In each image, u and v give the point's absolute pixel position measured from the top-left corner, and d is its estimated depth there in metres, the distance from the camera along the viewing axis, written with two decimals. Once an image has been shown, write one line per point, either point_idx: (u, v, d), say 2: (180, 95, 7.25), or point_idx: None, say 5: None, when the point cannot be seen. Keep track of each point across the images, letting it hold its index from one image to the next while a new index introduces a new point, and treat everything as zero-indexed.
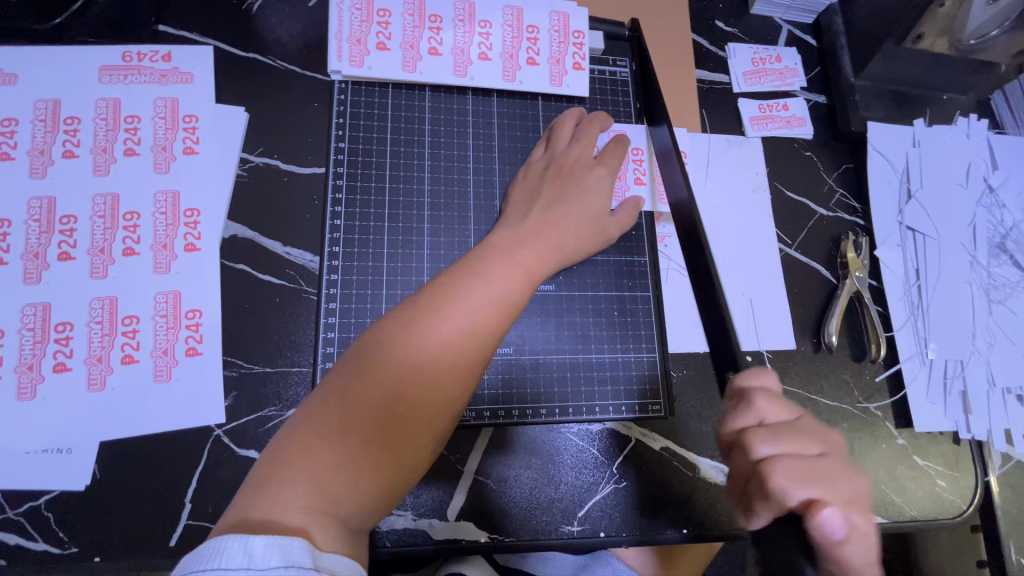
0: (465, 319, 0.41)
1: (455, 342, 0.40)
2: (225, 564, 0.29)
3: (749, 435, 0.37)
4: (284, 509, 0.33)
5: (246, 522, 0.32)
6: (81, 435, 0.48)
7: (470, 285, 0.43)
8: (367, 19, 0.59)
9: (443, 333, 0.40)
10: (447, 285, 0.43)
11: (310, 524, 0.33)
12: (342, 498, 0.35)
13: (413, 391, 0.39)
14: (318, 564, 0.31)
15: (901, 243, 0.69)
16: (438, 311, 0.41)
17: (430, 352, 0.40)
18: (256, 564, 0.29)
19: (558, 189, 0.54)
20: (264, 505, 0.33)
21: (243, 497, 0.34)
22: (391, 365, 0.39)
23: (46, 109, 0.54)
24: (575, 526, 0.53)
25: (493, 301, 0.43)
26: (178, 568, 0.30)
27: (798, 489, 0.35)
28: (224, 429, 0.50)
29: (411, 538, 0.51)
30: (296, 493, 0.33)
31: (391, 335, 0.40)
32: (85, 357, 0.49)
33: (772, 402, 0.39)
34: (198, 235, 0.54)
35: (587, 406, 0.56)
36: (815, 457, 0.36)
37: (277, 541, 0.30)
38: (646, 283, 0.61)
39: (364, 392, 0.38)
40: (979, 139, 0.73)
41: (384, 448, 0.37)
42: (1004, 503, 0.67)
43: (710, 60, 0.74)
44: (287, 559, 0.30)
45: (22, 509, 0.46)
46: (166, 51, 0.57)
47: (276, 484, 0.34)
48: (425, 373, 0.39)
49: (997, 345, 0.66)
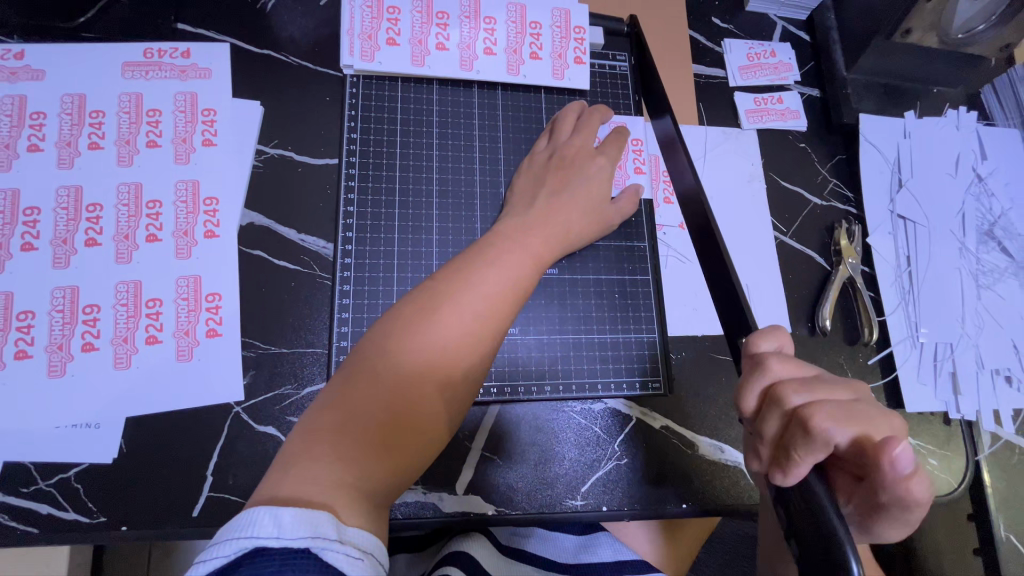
0: (476, 307, 0.44)
1: (452, 338, 0.42)
2: (256, 534, 0.31)
3: (778, 387, 0.38)
4: (312, 481, 0.35)
5: (275, 498, 0.34)
6: (109, 411, 0.50)
7: (471, 283, 0.45)
8: (377, 16, 0.61)
9: (451, 325, 0.43)
10: (455, 278, 0.45)
11: (335, 500, 0.34)
12: (365, 473, 0.37)
13: (429, 373, 0.41)
14: (343, 536, 0.32)
15: (893, 231, 0.71)
16: (451, 299, 0.44)
17: (429, 348, 0.42)
18: (285, 534, 0.31)
19: (562, 176, 0.57)
20: (293, 481, 0.35)
21: (272, 475, 0.36)
22: (410, 348, 0.41)
23: (72, 103, 0.57)
24: (579, 500, 0.55)
25: (489, 299, 0.45)
26: (213, 539, 0.32)
27: (845, 431, 0.35)
28: (243, 406, 0.53)
29: (421, 511, 0.53)
30: (319, 470, 0.35)
31: (409, 322, 0.42)
32: (111, 337, 0.52)
33: (787, 359, 0.39)
34: (217, 223, 0.56)
35: (590, 385, 0.59)
36: (847, 400, 0.37)
37: (304, 514, 0.32)
38: (646, 268, 0.63)
39: (383, 374, 0.40)
40: (968, 130, 0.75)
41: (402, 426, 0.39)
42: (993, 481, 0.69)
43: (706, 56, 0.76)
44: (315, 530, 0.31)
45: (52, 480, 0.49)
46: (185, 48, 0.60)
47: (304, 458, 0.36)
48: (439, 356, 0.42)
49: (986, 329, 0.69)
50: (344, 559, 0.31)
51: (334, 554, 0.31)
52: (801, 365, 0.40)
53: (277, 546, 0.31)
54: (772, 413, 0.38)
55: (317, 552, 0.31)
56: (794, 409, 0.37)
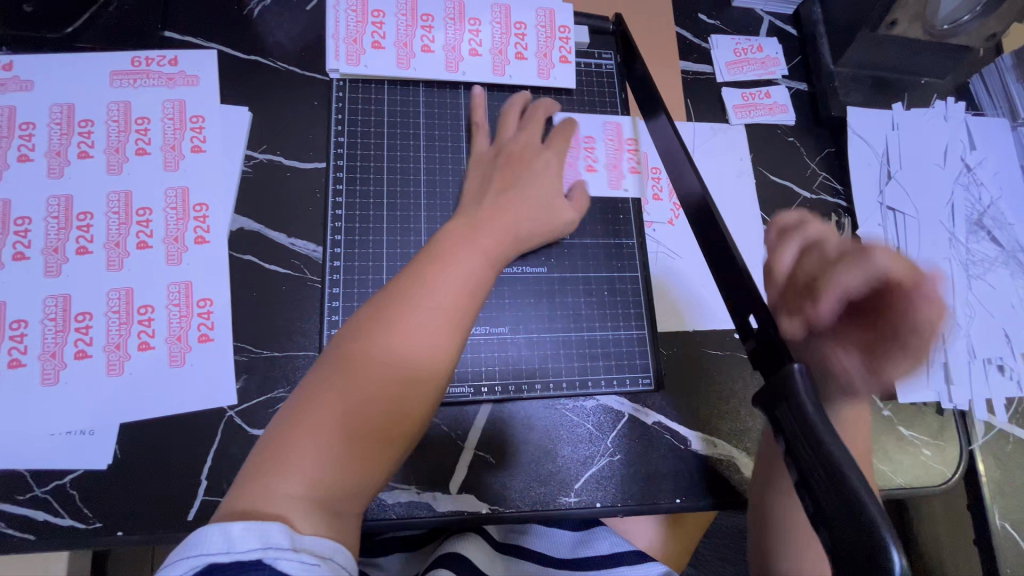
0: (438, 308, 0.45)
1: (417, 337, 0.43)
2: (208, 550, 0.32)
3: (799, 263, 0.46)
4: (275, 493, 0.35)
5: (236, 511, 0.34)
6: (102, 418, 0.51)
7: (433, 283, 0.46)
8: (362, 20, 0.62)
9: (415, 326, 0.44)
10: (417, 279, 0.46)
11: (291, 509, 0.35)
12: (325, 485, 0.37)
13: (386, 380, 0.41)
14: (297, 545, 0.33)
15: (883, 222, 0.71)
16: (412, 302, 0.44)
17: (394, 348, 0.42)
18: (236, 548, 0.32)
19: (509, 174, 0.57)
20: (253, 492, 0.35)
21: (237, 488, 0.36)
22: (373, 351, 0.42)
23: (61, 113, 0.57)
24: (572, 496, 0.56)
25: (451, 299, 0.46)
26: (173, 553, 0.33)
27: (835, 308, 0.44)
28: (237, 410, 0.53)
29: (416, 510, 0.54)
30: (279, 484, 0.36)
31: (363, 332, 0.43)
32: (104, 344, 0.52)
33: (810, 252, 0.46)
34: (207, 229, 0.56)
35: (580, 382, 0.59)
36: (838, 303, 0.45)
37: (254, 526, 0.33)
38: (635, 264, 0.63)
39: (341, 383, 0.41)
40: (956, 120, 0.76)
41: (362, 434, 0.40)
42: (989, 471, 0.69)
43: (693, 52, 0.77)
44: (265, 541, 0.32)
45: (49, 488, 0.49)
46: (173, 56, 0.60)
47: (262, 474, 0.36)
48: (402, 360, 0.42)
49: (977, 318, 0.69)
50: (296, 565, 0.32)
51: (287, 562, 0.32)
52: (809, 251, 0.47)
53: (229, 560, 0.32)
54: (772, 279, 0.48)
55: (269, 562, 0.32)
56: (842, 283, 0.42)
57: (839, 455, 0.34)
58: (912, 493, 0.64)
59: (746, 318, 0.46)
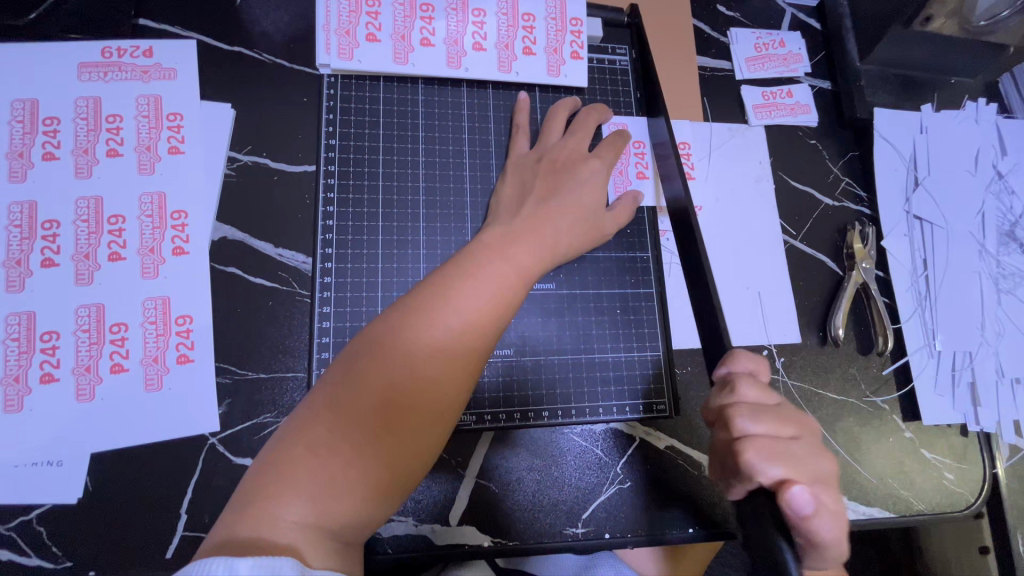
0: (476, 309, 0.41)
1: (451, 339, 0.40)
2: None
3: (731, 410, 0.42)
4: (281, 528, 0.32)
5: (232, 540, 0.31)
6: (72, 447, 0.46)
7: (470, 284, 0.42)
8: (355, 9, 0.56)
9: (452, 327, 0.40)
10: (454, 277, 0.43)
11: (301, 541, 0.32)
12: (335, 514, 0.34)
13: (409, 396, 0.37)
14: None
15: (909, 232, 0.67)
16: (451, 301, 0.41)
17: (427, 349, 0.39)
18: None
19: (552, 181, 0.53)
20: (255, 520, 0.32)
21: (232, 515, 0.33)
22: (404, 352, 0.38)
23: (24, 109, 0.52)
24: (580, 527, 0.52)
25: (490, 302, 0.42)
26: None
27: (770, 465, 0.39)
28: (219, 437, 0.49)
29: (413, 544, 0.50)
30: (289, 507, 0.33)
31: (386, 340, 0.39)
32: (73, 366, 0.48)
33: (755, 386, 0.43)
34: (186, 238, 0.52)
35: (590, 407, 0.55)
36: (787, 438, 0.41)
37: (264, 562, 0.29)
38: (649, 279, 0.59)
39: (361, 396, 0.37)
40: (988, 124, 0.71)
41: (381, 456, 0.36)
42: (1012, 495, 0.66)
43: (712, 47, 0.71)
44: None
45: (12, 523, 0.45)
46: (147, 46, 0.55)
47: (268, 493, 0.33)
48: (434, 363, 0.39)
49: (1007, 336, 0.65)
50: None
51: None
52: (767, 396, 0.44)
53: None
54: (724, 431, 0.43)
55: None
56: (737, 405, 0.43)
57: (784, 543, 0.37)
58: (935, 519, 0.61)
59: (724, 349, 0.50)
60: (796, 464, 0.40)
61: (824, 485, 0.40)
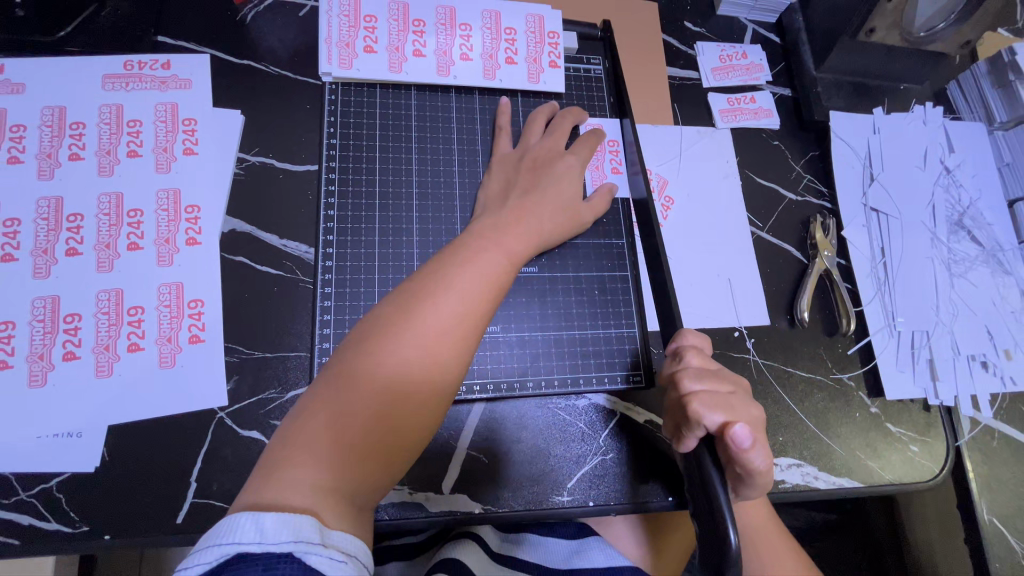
0: (470, 291, 0.46)
1: (448, 317, 0.44)
2: (239, 540, 0.32)
3: (678, 374, 0.48)
4: (296, 489, 0.36)
5: (258, 504, 0.35)
6: (91, 421, 0.50)
7: (464, 271, 0.47)
8: (354, 25, 0.63)
9: (449, 308, 0.45)
10: (452, 264, 0.48)
11: (321, 505, 0.36)
12: (349, 476, 0.38)
13: (415, 370, 0.42)
14: (327, 540, 0.34)
15: (866, 223, 0.73)
16: (449, 285, 0.46)
17: (428, 326, 0.43)
18: (268, 540, 0.32)
19: (534, 177, 0.58)
20: (276, 486, 0.36)
21: (255, 483, 0.37)
22: (407, 329, 0.43)
23: (52, 115, 0.57)
24: (566, 496, 0.56)
25: (483, 286, 0.47)
26: (197, 545, 0.33)
27: (712, 413, 0.45)
28: (227, 411, 0.53)
29: (408, 512, 0.53)
30: (307, 471, 0.37)
31: (394, 321, 0.43)
32: (93, 346, 0.52)
33: (699, 357, 0.50)
34: (198, 230, 0.57)
35: (572, 381, 0.59)
36: (724, 390, 0.47)
37: (287, 519, 0.33)
38: (625, 264, 0.64)
39: (372, 370, 0.41)
40: (935, 124, 0.78)
41: (387, 423, 0.40)
42: (975, 467, 0.70)
43: (680, 58, 0.78)
44: (297, 535, 0.33)
45: (34, 491, 0.48)
46: (165, 60, 0.61)
47: (289, 460, 0.37)
48: (434, 339, 0.43)
49: (961, 315, 0.70)
50: (326, 562, 0.33)
51: (316, 558, 0.32)
52: (709, 363, 0.50)
53: (260, 551, 0.32)
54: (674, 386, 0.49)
55: (300, 556, 0.32)
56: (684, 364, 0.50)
57: (715, 477, 0.44)
58: (902, 489, 0.64)
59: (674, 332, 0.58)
60: (731, 410, 0.46)
61: (757, 428, 0.47)
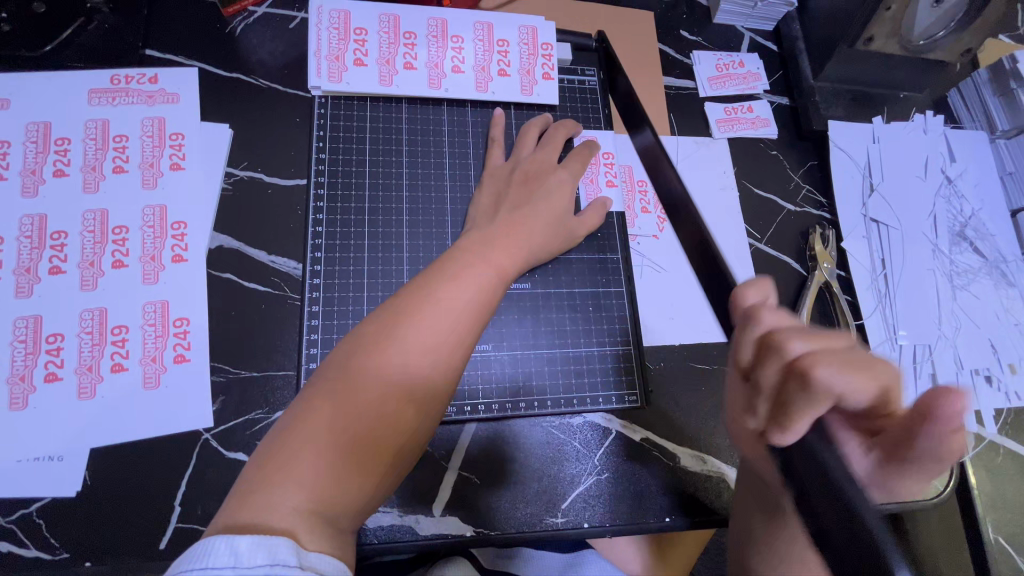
0: (457, 308, 0.45)
1: (434, 335, 0.43)
2: (212, 564, 0.31)
3: (772, 337, 0.35)
4: (273, 509, 0.34)
5: (233, 526, 0.33)
6: (73, 444, 0.49)
7: (451, 287, 0.46)
8: (344, 37, 0.62)
9: (434, 325, 0.44)
10: (438, 279, 0.47)
11: (298, 526, 0.34)
12: (330, 501, 0.36)
13: (402, 387, 0.41)
14: (304, 562, 0.33)
15: (867, 235, 0.71)
16: (435, 301, 0.45)
17: (414, 345, 0.42)
18: (242, 563, 0.31)
19: (527, 191, 0.57)
20: (252, 506, 0.34)
21: (229, 507, 0.35)
22: (391, 349, 0.42)
23: (37, 131, 0.56)
24: (560, 517, 0.54)
25: (471, 302, 0.46)
26: (172, 567, 0.32)
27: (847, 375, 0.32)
28: (213, 433, 0.51)
29: (398, 535, 0.52)
30: (282, 494, 0.35)
31: (377, 340, 0.42)
32: (76, 366, 0.51)
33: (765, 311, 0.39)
34: (185, 247, 0.56)
35: (566, 400, 0.58)
36: (846, 348, 0.34)
37: (264, 541, 0.32)
38: (620, 279, 0.63)
39: (353, 391, 0.40)
40: (936, 133, 0.77)
41: (368, 445, 0.39)
42: (981, 485, 0.68)
43: (676, 68, 0.77)
44: (273, 557, 0.32)
45: (14, 516, 0.47)
46: (153, 74, 0.60)
47: (264, 484, 0.35)
48: (419, 358, 0.42)
49: (964, 328, 0.69)
50: None
51: None
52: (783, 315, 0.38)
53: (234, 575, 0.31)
54: (769, 359, 0.35)
55: None
56: (765, 330, 0.37)
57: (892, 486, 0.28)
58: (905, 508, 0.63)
59: None
60: (876, 374, 0.33)
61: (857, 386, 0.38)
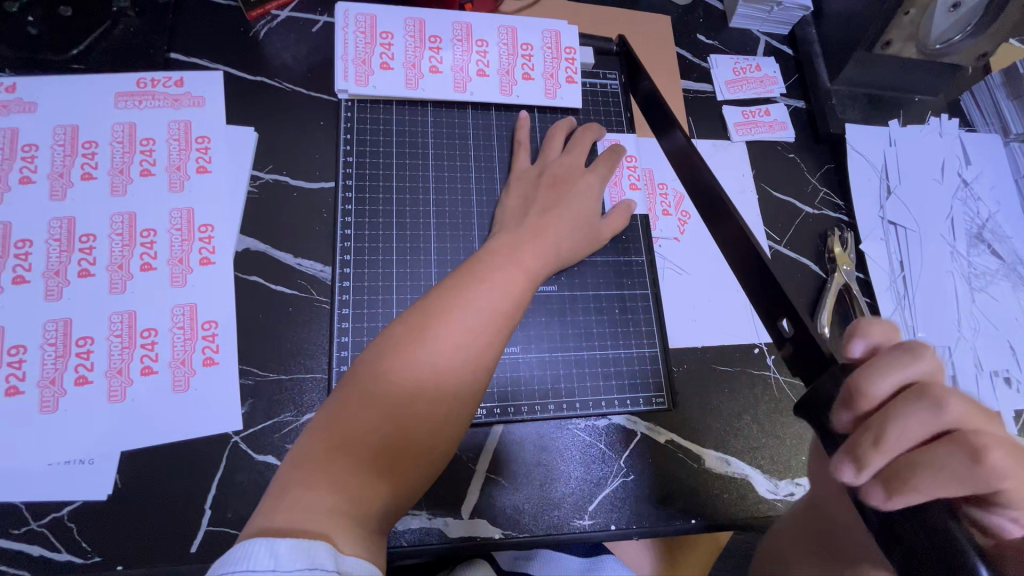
0: (489, 310, 0.45)
1: (468, 337, 0.44)
2: (253, 567, 0.30)
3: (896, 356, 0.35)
4: (310, 510, 0.34)
5: (270, 528, 0.33)
6: (104, 447, 0.49)
7: (481, 288, 0.46)
8: (370, 41, 0.62)
9: (467, 327, 0.44)
10: (468, 281, 0.47)
11: (333, 527, 0.34)
12: (364, 504, 0.36)
13: (433, 390, 0.41)
14: (342, 567, 0.32)
15: (885, 237, 0.72)
16: (467, 303, 0.45)
17: (450, 346, 0.43)
18: (282, 567, 0.30)
19: (554, 193, 0.57)
20: (289, 508, 0.34)
21: (264, 509, 0.35)
22: (425, 350, 0.42)
23: (65, 134, 0.56)
24: (587, 519, 0.55)
25: (503, 305, 0.46)
26: (211, 570, 0.31)
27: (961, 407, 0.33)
28: (242, 435, 0.51)
29: (427, 537, 0.52)
30: (318, 496, 0.35)
31: (409, 343, 0.42)
32: (106, 369, 0.51)
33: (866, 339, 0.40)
34: (213, 249, 0.56)
35: (593, 402, 0.58)
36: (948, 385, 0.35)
37: (302, 545, 0.31)
38: (644, 281, 0.63)
39: (387, 394, 0.40)
40: (951, 136, 0.78)
41: (403, 446, 0.39)
42: None
43: (694, 71, 0.78)
44: (311, 562, 0.31)
45: (45, 520, 0.47)
46: (179, 77, 0.60)
47: (301, 486, 0.35)
48: (454, 359, 0.43)
49: (982, 330, 0.69)
50: None
51: None
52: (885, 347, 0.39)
53: None
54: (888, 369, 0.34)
55: None
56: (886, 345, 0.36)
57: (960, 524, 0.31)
58: None
59: (779, 321, 0.46)
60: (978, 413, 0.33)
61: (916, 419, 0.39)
